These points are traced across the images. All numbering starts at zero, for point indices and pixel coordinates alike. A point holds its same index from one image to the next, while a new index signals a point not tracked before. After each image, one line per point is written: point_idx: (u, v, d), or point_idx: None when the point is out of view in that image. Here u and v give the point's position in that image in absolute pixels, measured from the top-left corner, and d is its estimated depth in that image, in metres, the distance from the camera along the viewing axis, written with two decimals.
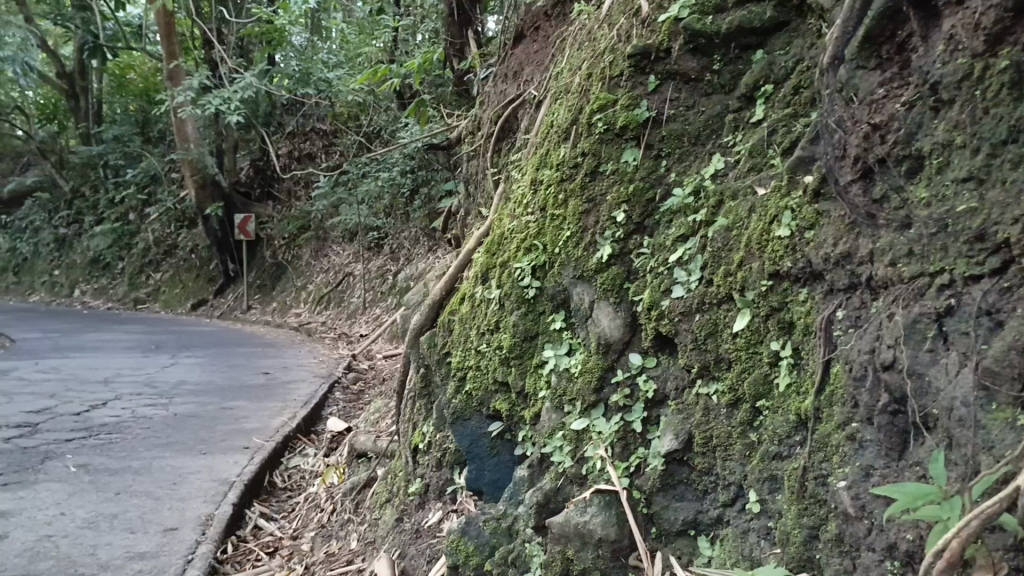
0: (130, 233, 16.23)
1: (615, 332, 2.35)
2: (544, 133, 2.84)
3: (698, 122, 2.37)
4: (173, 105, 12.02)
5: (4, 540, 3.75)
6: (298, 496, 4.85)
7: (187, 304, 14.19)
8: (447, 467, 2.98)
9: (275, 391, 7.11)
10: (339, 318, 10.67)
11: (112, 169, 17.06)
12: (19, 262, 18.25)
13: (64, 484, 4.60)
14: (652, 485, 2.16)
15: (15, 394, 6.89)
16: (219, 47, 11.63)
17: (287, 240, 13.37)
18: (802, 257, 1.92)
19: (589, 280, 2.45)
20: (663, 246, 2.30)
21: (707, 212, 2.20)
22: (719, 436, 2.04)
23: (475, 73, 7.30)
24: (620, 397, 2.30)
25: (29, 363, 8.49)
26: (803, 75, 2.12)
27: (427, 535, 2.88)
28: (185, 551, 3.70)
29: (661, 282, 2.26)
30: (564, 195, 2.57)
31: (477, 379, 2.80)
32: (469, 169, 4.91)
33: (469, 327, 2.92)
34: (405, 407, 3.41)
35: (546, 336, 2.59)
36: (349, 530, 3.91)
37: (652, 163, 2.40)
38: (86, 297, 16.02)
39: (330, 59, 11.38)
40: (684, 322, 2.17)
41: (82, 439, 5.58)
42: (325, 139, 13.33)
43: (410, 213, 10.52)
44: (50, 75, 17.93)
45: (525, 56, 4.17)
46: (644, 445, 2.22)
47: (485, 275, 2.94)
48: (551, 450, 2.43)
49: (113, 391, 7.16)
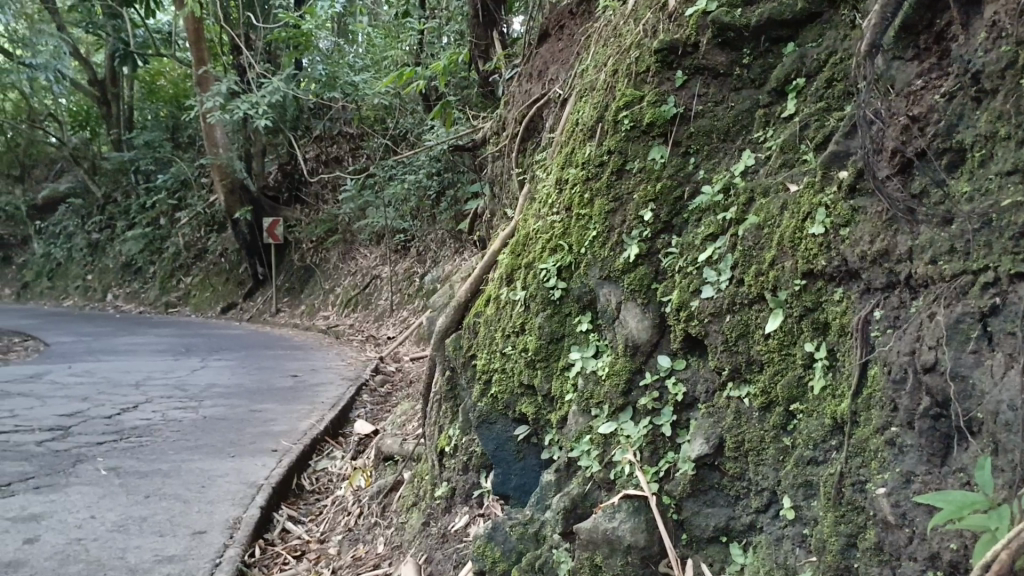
0: (160, 238, 16.41)
1: (643, 333, 2.30)
2: (569, 131, 2.80)
3: (726, 118, 2.31)
4: (202, 110, 12.13)
5: (34, 543, 3.77)
6: (326, 498, 4.84)
7: (217, 307, 14.30)
8: (474, 470, 2.95)
9: (303, 393, 7.12)
10: (367, 320, 10.69)
11: (143, 174, 17.30)
12: (52, 267, 18.51)
13: (94, 487, 4.63)
14: (682, 491, 2.11)
15: (48, 398, 6.96)
16: (246, 53, 11.73)
17: (315, 243, 13.43)
18: (837, 255, 1.85)
19: (616, 280, 2.40)
20: (692, 245, 2.25)
21: (738, 210, 2.14)
22: (751, 441, 1.98)
23: (500, 74, 7.29)
24: (648, 400, 2.25)
25: (63, 367, 8.58)
26: (837, 67, 2.06)
27: (454, 539, 2.86)
28: (213, 555, 3.69)
29: (690, 282, 2.20)
30: (590, 194, 2.53)
31: (503, 382, 2.76)
32: (495, 170, 4.88)
33: (494, 329, 2.88)
34: (431, 410, 3.38)
35: (572, 337, 2.54)
36: (377, 534, 3.89)
37: (680, 160, 2.34)
38: (118, 301, 16.22)
39: (356, 63, 11.44)
40: (715, 323, 2.11)
41: (113, 442, 5.62)
42: (352, 143, 13.48)
43: (437, 215, 10.55)
44: (83, 83, 18.23)
45: (549, 56, 4.14)
46: (674, 449, 2.17)
47: (511, 276, 2.90)
48: (578, 455, 2.38)
49: (144, 394, 7.21)
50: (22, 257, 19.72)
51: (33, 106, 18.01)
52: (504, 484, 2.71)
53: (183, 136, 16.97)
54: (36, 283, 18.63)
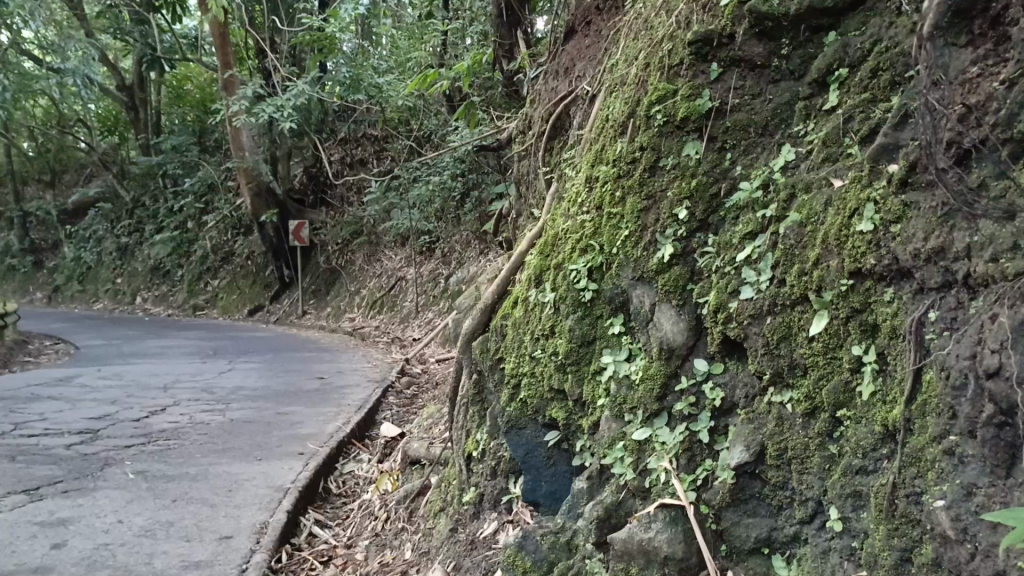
0: (188, 241, 16.51)
1: (679, 336, 2.22)
2: (599, 127, 2.71)
3: (764, 111, 2.21)
4: (228, 114, 12.19)
5: (61, 548, 3.75)
6: (352, 502, 4.80)
7: (244, 310, 14.38)
8: (502, 475, 2.88)
9: (329, 396, 7.09)
10: (392, 322, 10.67)
11: (171, 178, 17.48)
12: (82, 270, 18.71)
13: (123, 491, 4.62)
14: (721, 500, 2.03)
15: (78, 401, 7.00)
16: (271, 56, 11.77)
17: (340, 245, 13.44)
18: (887, 253, 1.75)
19: (650, 281, 2.32)
20: (729, 244, 2.15)
21: (778, 207, 2.05)
22: (795, 448, 1.90)
23: (525, 74, 7.22)
24: (685, 405, 2.17)
25: (92, 370, 8.63)
26: (882, 57, 1.95)
27: (482, 546, 2.79)
28: (240, 560, 3.66)
29: (728, 283, 2.12)
30: (621, 192, 2.44)
31: (533, 386, 2.69)
32: (520, 170, 4.80)
33: (523, 332, 2.81)
34: (457, 414, 3.33)
35: (604, 340, 2.46)
36: (403, 540, 3.85)
37: (715, 156, 2.25)
38: (147, 304, 16.36)
39: (380, 65, 11.39)
40: (755, 326, 2.02)
41: (141, 446, 5.61)
42: (377, 145, 13.47)
43: (461, 216, 10.58)
44: (111, 88, 18.46)
45: (576, 52, 4.05)
46: (713, 456, 2.09)
47: (540, 277, 2.82)
48: (611, 462, 2.31)
49: (172, 396, 7.22)
50: (52, 261, 19.94)
51: (63, 112, 18.27)
52: (534, 491, 2.64)
53: (209, 140, 17.09)
54: (66, 287, 18.85)
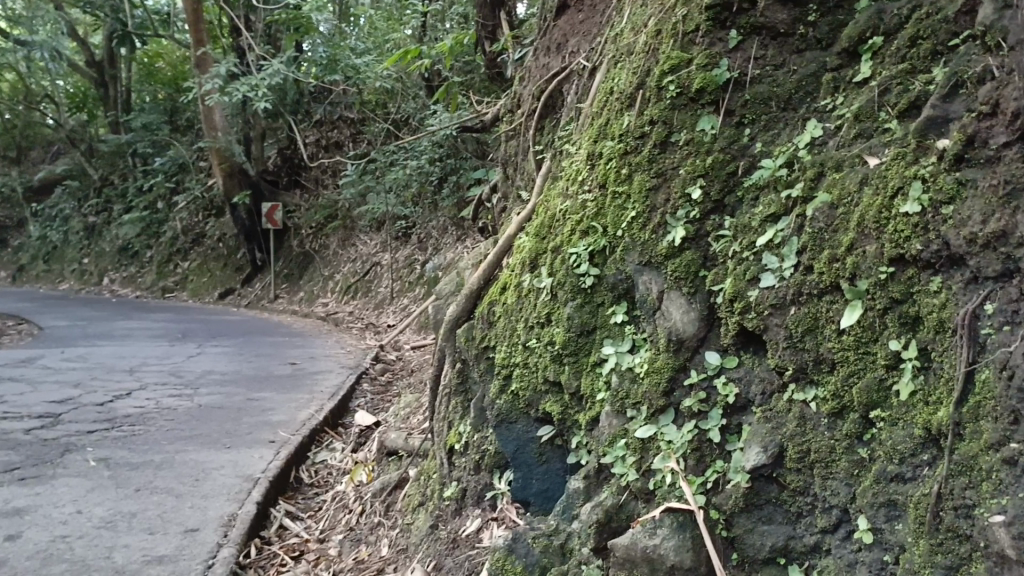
0: (158, 222, 16.12)
1: (689, 327, 2.04)
2: (601, 101, 2.53)
3: (788, 83, 2.04)
4: (201, 93, 11.82)
5: (15, 541, 3.52)
6: (325, 493, 4.60)
7: (215, 293, 14.05)
8: (486, 470, 2.70)
9: (301, 382, 6.88)
10: (366, 308, 10.46)
11: (140, 157, 17.07)
12: (48, 250, 18.23)
13: (83, 479, 4.38)
14: (733, 505, 1.87)
15: (40, 383, 6.72)
16: (247, 34, 11.46)
17: (315, 228, 13.17)
18: (936, 238, 1.60)
19: (658, 267, 2.14)
20: (748, 227, 1.98)
21: (804, 186, 1.88)
22: (819, 451, 1.74)
23: (507, 55, 7.06)
24: (694, 401, 2.00)
25: (56, 352, 8.32)
26: (922, 23, 1.80)
27: (465, 545, 2.61)
28: (205, 555, 3.45)
29: (747, 270, 1.94)
30: (628, 170, 2.26)
31: (525, 378, 2.51)
32: (508, 151, 4.60)
33: (516, 320, 2.63)
34: (439, 405, 3.14)
35: (605, 330, 2.29)
36: (380, 535, 3.64)
37: (733, 131, 2.07)
38: (115, 285, 15.96)
39: (358, 46, 11.12)
40: (777, 317, 1.86)
41: (104, 431, 5.36)
42: (352, 128, 13.26)
43: (438, 202, 10.43)
44: (80, 63, 17.97)
45: (568, 27, 3.85)
46: (724, 457, 1.93)
47: (534, 261, 2.63)
48: (611, 461, 2.13)
49: (138, 380, 6.95)
50: (17, 239, 19.40)
51: (31, 87, 17.78)
52: (525, 490, 2.48)
53: (181, 119, 16.68)
54: (31, 266, 18.36)
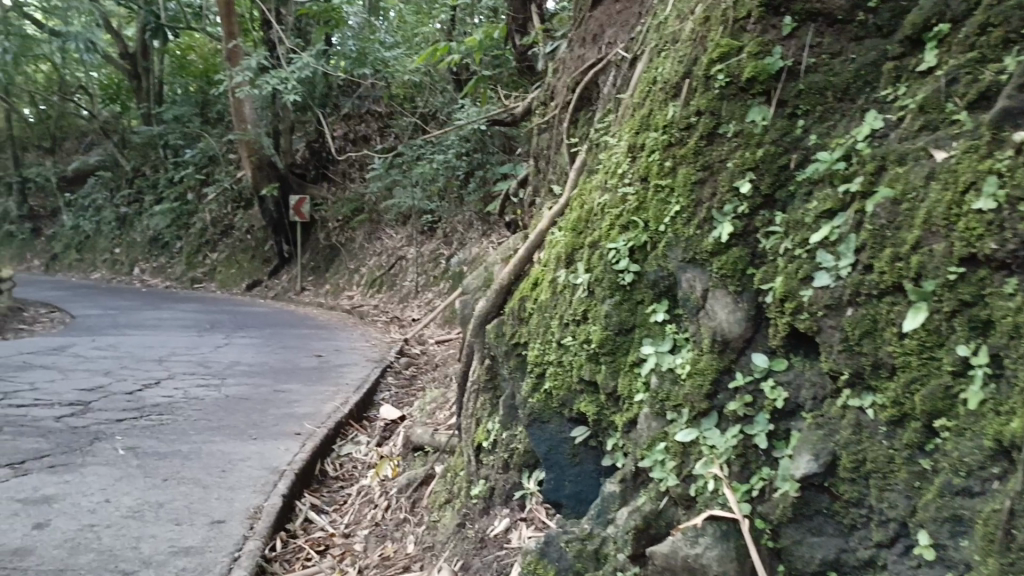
0: (188, 213, 16.24)
1: (734, 327, 1.96)
2: (643, 90, 2.44)
3: (845, 72, 1.94)
4: (231, 86, 11.84)
5: (43, 529, 3.50)
6: (350, 487, 4.55)
7: (242, 285, 14.11)
8: (516, 469, 2.63)
9: (327, 374, 6.86)
10: (391, 302, 10.44)
11: (171, 149, 17.23)
12: (81, 240, 18.41)
13: (111, 468, 4.37)
14: (780, 515, 1.78)
15: (71, 371, 6.76)
16: (277, 27, 11.49)
17: (341, 222, 13.18)
18: (1012, 237, 1.50)
19: (702, 264, 2.05)
20: (802, 223, 1.88)
21: (864, 180, 1.78)
22: (875, 461, 1.65)
23: (538, 49, 7.02)
24: (738, 405, 1.91)
25: (87, 340, 8.38)
26: (994, 9, 1.70)
27: (494, 545, 2.55)
28: (232, 548, 3.41)
29: (799, 268, 1.85)
30: (672, 163, 2.17)
31: (559, 377, 2.42)
32: (539, 143, 4.52)
33: (550, 317, 2.55)
34: (467, 401, 3.08)
35: (644, 329, 2.20)
36: (406, 531, 3.58)
37: (785, 123, 1.98)
38: (145, 275, 16.09)
39: (387, 40, 11.05)
40: (831, 318, 1.77)
41: (133, 420, 5.36)
42: (380, 122, 13.41)
43: (464, 197, 10.40)
44: (114, 56, 18.21)
45: (605, 17, 3.74)
46: (771, 464, 1.84)
47: (570, 256, 2.54)
48: (650, 465, 2.05)
49: (167, 370, 6.97)
50: (51, 229, 19.57)
51: (67, 78, 18.06)
52: (557, 491, 2.39)
53: (212, 112, 16.76)
54: (64, 255, 18.54)
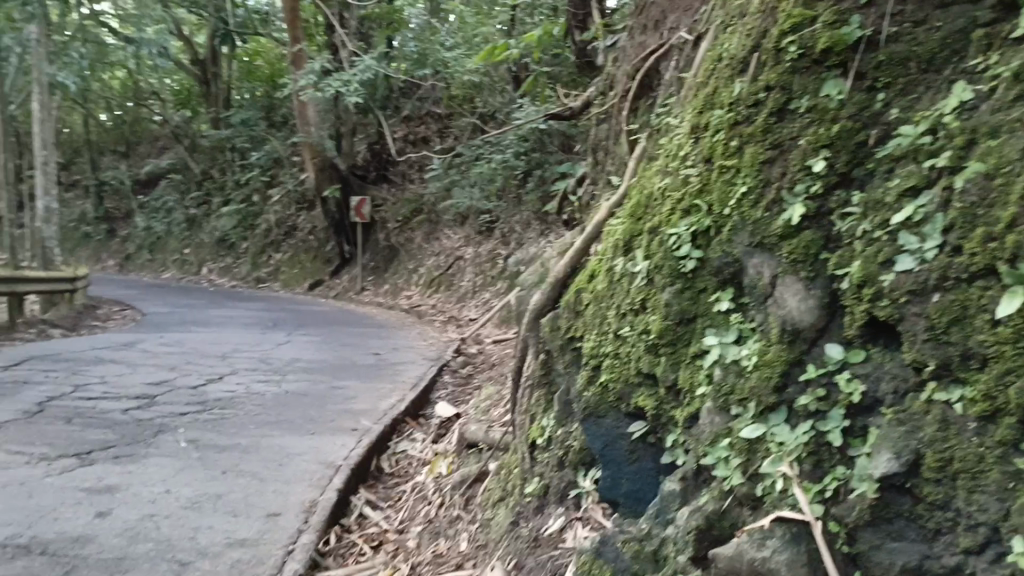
0: (254, 214, 16.58)
1: (806, 315, 1.84)
2: (708, 69, 2.31)
3: (930, 42, 1.79)
4: (296, 89, 12.03)
5: (106, 518, 3.52)
6: (405, 483, 4.51)
7: (305, 284, 14.31)
8: (570, 467, 2.53)
9: (385, 372, 6.85)
10: (449, 302, 10.45)
11: (238, 152, 17.64)
12: (152, 240, 18.96)
13: (173, 459, 4.41)
14: (857, 518, 1.65)
15: (139, 365, 6.89)
16: (340, 31, 11.64)
17: (401, 222, 13.25)
18: None
19: (771, 249, 1.93)
20: (882, 202, 1.75)
21: (952, 154, 1.64)
22: (963, 460, 1.52)
23: (598, 45, 6.92)
24: (810, 399, 1.79)
25: (156, 336, 8.57)
26: None
27: (547, 545, 2.46)
28: (287, 540, 3.39)
29: (879, 251, 1.72)
30: (739, 142, 2.05)
31: (616, 369, 2.32)
32: (598, 135, 4.42)
33: (606, 307, 2.45)
34: (522, 397, 3.00)
35: (707, 319, 2.08)
36: (459, 529, 3.51)
37: (864, 97, 1.84)
38: (212, 274, 16.47)
39: (447, 41, 11.20)
40: (914, 304, 1.64)
41: (196, 413, 5.43)
42: (440, 123, 13.49)
43: (523, 196, 10.37)
44: (185, 62, 18.78)
45: (667, 3, 3.60)
46: (846, 462, 1.71)
47: (628, 244, 2.44)
48: (713, 462, 1.93)
49: (230, 366, 7.06)
50: (125, 230, 20.15)
51: (140, 84, 18.70)
52: (613, 489, 2.29)
53: (277, 115, 17.07)
54: (136, 256, 19.08)
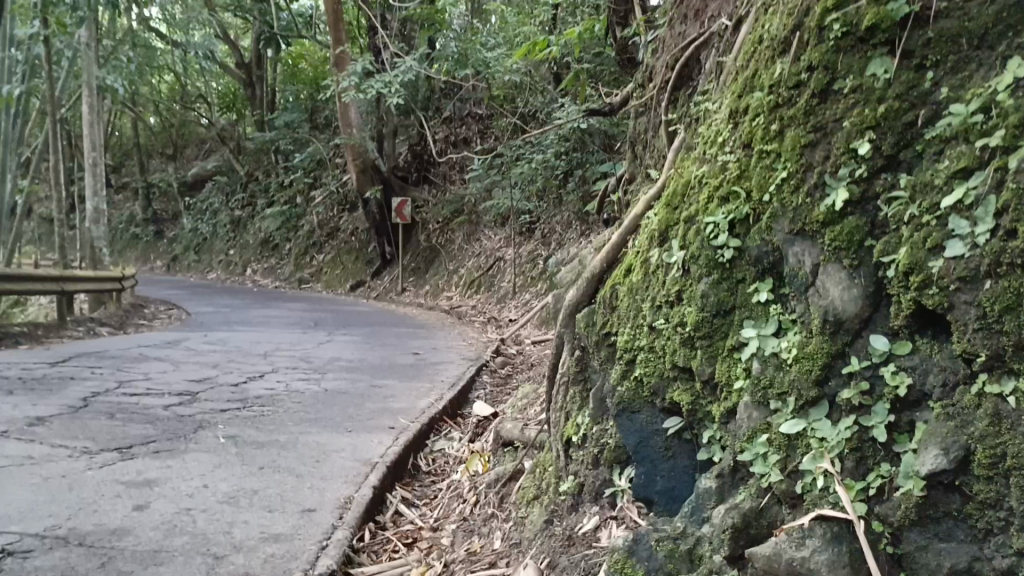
0: (297, 215, 16.75)
1: (849, 305, 1.76)
2: (747, 52, 2.24)
3: (982, 16, 1.70)
4: (338, 91, 12.07)
5: (144, 511, 3.53)
6: (441, 481, 4.48)
7: (347, 285, 14.41)
8: (605, 465, 2.47)
9: (423, 371, 6.84)
10: (489, 302, 10.44)
11: (282, 154, 17.84)
12: (199, 242, 19.28)
13: (212, 455, 4.43)
14: (902, 517, 1.58)
15: (182, 363, 6.97)
16: (382, 32, 11.67)
17: (442, 223, 13.28)
18: None
19: (813, 237, 1.86)
20: (930, 185, 1.67)
21: (1005, 134, 1.55)
22: (1018, 457, 1.45)
23: (639, 40, 6.76)
24: (854, 393, 1.70)
25: (200, 335, 8.68)
26: None
27: (581, 544, 2.38)
28: (321, 536, 3.38)
29: (926, 238, 1.64)
30: (778, 126, 1.98)
31: (650, 363, 2.25)
32: (637, 129, 4.34)
33: (641, 299, 2.38)
34: (557, 394, 2.93)
35: (745, 310, 2.00)
36: (493, 527, 3.44)
37: (911, 75, 1.75)
38: (257, 275, 16.68)
39: (488, 41, 11.13)
40: (964, 293, 1.56)
41: (236, 410, 5.46)
42: (481, 124, 13.52)
43: (564, 196, 10.35)
44: (231, 66, 19.07)
45: None
46: (891, 460, 1.63)
47: (664, 234, 2.36)
48: (750, 459, 1.85)
49: (271, 364, 7.10)
50: (172, 231, 20.51)
51: (188, 88, 19.04)
52: (648, 487, 2.23)
53: (321, 117, 17.22)
54: (183, 257, 19.40)
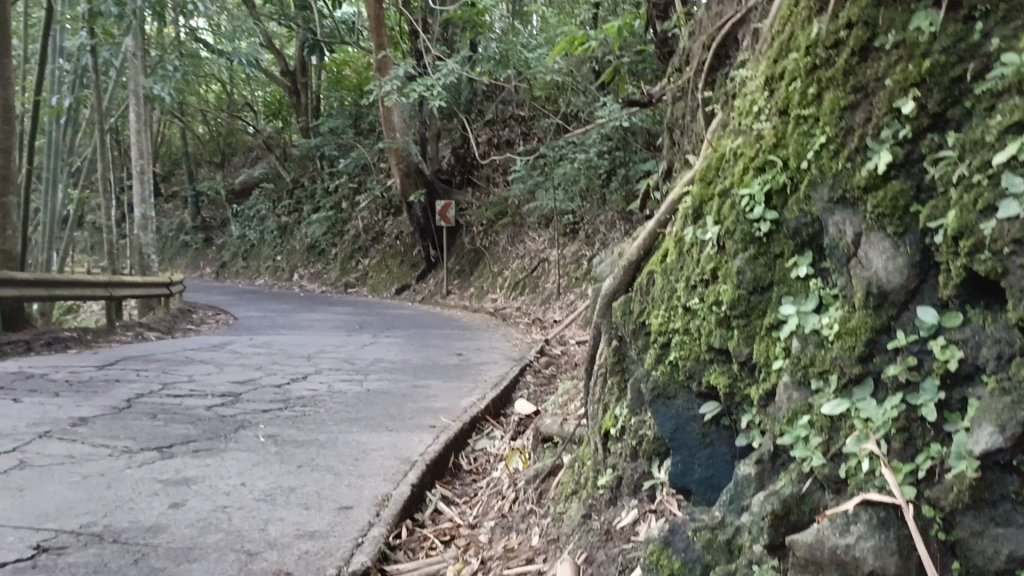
0: (342, 221, 16.90)
1: (895, 277, 1.65)
2: (783, 17, 2.14)
3: None
4: (380, 96, 12.08)
5: (180, 508, 3.52)
6: (482, 479, 4.42)
7: (392, 289, 14.47)
8: (644, 457, 2.35)
9: (466, 371, 6.80)
10: (534, 303, 10.39)
11: (327, 160, 18.01)
12: (247, 248, 19.56)
13: (251, 454, 4.42)
14: (955, 501, 1.47)
15: (226, 366, 7.01)
16: (423, 36, 11.68)
17: (485, 226, 13.26)
18: None
19: (855, 205, 1.76)
20: (981, 143, 1.57)
21: None
22: None
23: (681, 31, 6.60)
24: (901, 369, 1.60)
25: (245, 339, 8.74)
26: None
27: (619, 538, 2.28)
28: (356, 533, 3.33)
29: (978, 198, 1.55)
30: (816, 88, 1.88)
31: (685, 346, 2.14)
32: (676, 119, 4.24)
33: (675, 281, 2.28)
34: (594, 387, 2.84)
35: (784, 286, 1.89)
36: (531, 523, 3.36)
37: (960, 28, 1.66)
38: (304, 281, 16.84)
39: (530, 43, 11.07)
40: (1021, 257, 1.47)
41: (277, 410, 5.47)
42: (524, 126, 13.49)
43: (608, 196, 10.22)
44: (276, 75, 19.35)
45: None
46: (942, 440, 1.52)
47: (698, 212, 2.26)
48: (791, 442, 1.74)
49: (314, 365, 7.12)
50: (221, 239, 20.85)
51: (236, 97, 19.36)
52: (685, 476, 2.08)
53: (365, 123, 17.34)
54: (232, 263, 19.73)
